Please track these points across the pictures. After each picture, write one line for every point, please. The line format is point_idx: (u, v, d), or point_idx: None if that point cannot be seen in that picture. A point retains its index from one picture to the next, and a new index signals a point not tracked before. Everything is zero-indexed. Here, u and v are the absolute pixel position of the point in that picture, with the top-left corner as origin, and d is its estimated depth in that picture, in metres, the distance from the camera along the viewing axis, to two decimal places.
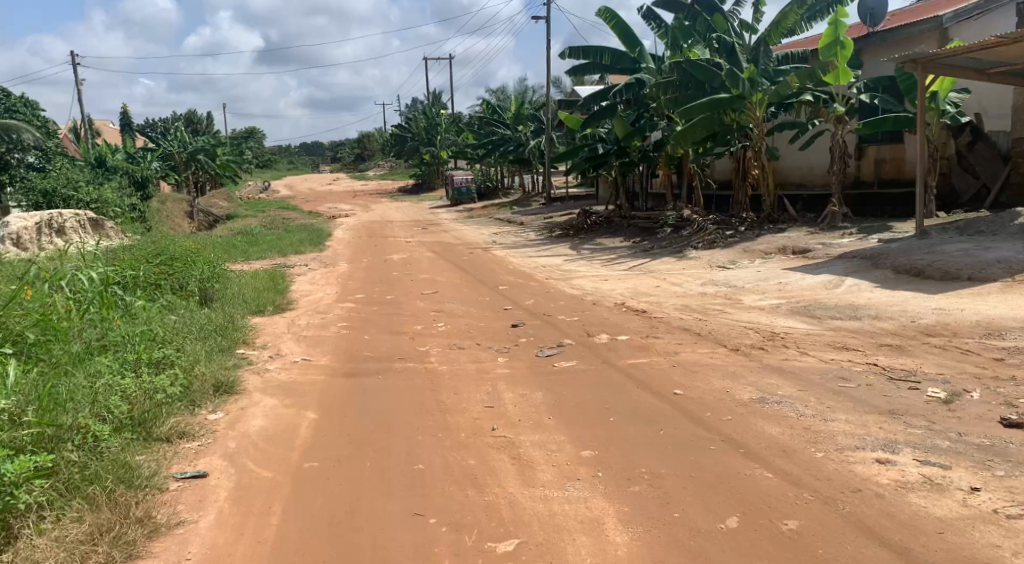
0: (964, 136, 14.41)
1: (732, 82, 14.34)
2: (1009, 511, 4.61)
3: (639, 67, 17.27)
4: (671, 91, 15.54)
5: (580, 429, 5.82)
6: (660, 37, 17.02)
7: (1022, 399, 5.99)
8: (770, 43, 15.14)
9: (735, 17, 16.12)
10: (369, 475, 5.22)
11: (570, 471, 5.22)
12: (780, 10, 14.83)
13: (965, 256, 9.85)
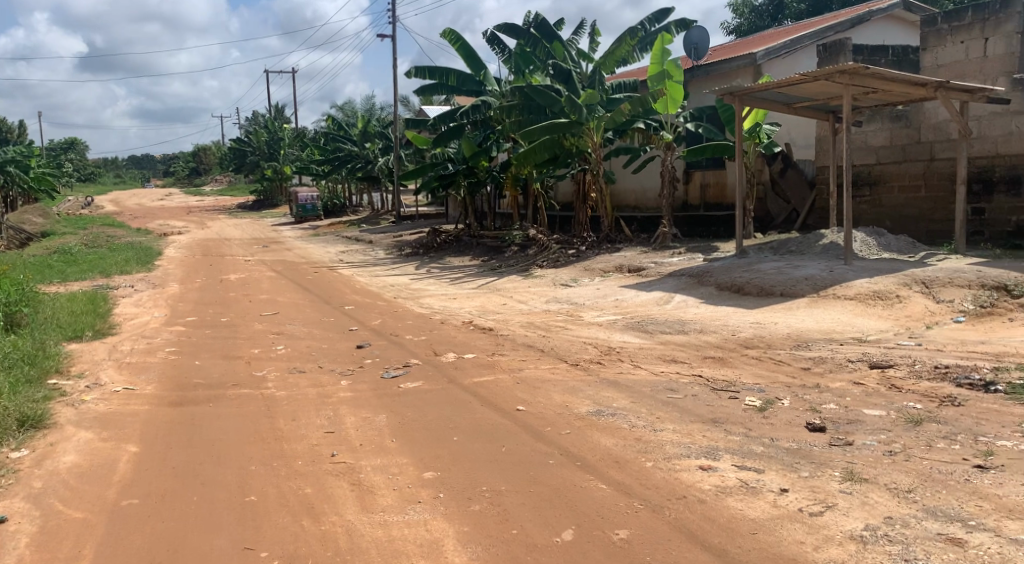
0: (777, 164, 15.54)
1: (571, 107, 14.91)
2: (812, 509, 5.02)
3: (484, 90, 17.61)
4: (513, 115, 15.95)
5: (423, 450, 5.90)
6: (504, 62, 17.44)
7: (826, 405, 6.57)
8: (604, 71, 15.80)
9: (573, 46, 16.77)
10: (195, 511, 5.08)
11: (411, 494, 5.29)
12: (614, 39, 15.52)
13: (779, 273, 10.66)
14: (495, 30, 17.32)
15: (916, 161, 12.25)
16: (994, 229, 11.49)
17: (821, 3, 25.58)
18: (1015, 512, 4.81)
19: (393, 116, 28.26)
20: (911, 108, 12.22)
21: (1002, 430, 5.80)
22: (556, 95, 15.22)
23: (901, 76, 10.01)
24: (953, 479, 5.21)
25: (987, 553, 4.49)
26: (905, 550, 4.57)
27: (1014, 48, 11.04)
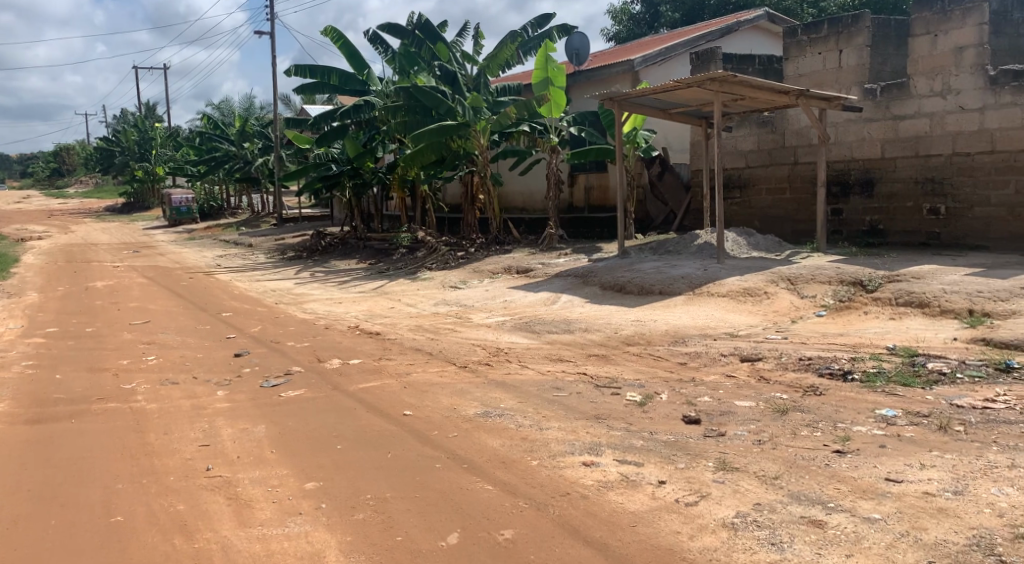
0: (655, 168, 16.05)
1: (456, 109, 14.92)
2: (688, 499, 5.06)
3: (368, 90, 17.57)
4: (399, 116, 15.71)
5: (305, 460, 5.79)
6: (387, 61, 17.34)
7: (701, 398, 6.80)
8: (489, 74, 15.92)
9: (457, 47, 16.87)
10: (55, 536, 4.89)
11: (291, 506, 5.16)
12: (496, 43, 15.67)
13: (658, 272, 11.00)
14: (377, 30, 17.20)
15: (781, 165, 12.88)
16: (851, 229, 12.23)
17: (694, 11, 26.55)
18: (869, 493, 5.00)
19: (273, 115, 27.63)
20: (776, 114, 12.85)
21: (858, 416, 6.12)
22: (442, 96, 15.04)
23: (766, 84, 10.48)
24: (815, 464, 5.40)
25: (844, 532, 4.61)
26: (772, 535, 4.64)
27: (865, 59, 11.76)
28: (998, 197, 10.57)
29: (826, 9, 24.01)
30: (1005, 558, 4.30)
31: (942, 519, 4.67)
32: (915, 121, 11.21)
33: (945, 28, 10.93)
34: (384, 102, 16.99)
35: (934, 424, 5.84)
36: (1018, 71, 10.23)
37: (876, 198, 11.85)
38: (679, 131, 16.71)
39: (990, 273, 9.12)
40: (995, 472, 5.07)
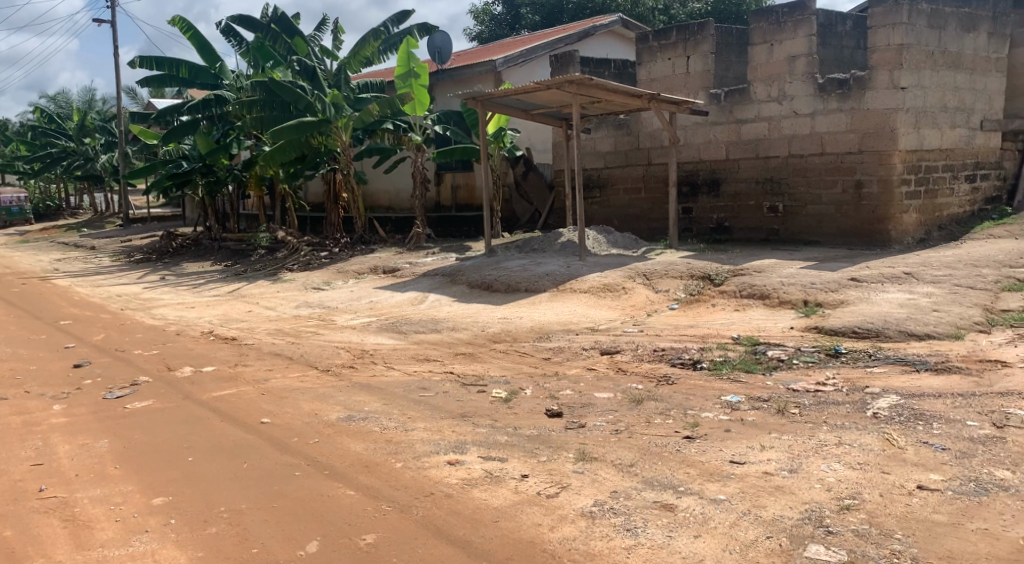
0: (520, 167, 16.34)
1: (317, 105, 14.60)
2: (549, 491, 5.02)
3: (220, 84, 17.12)
4: (254, 111, 15.21)
5: (153, 476, 5.53)
6: (241, 55, 16.94)
7: (563, 392, 6.90)
8: (350, 70, 15.83)
9: (315, 42, 16.66)
10: None
11: (136, 524, 4.90)
12: (358, 39, 15.61)
13: (523, 270, 11.25)
14: (229, 22, 16.78)
15: (637, 166, 13.41)
16: (700, 226, 12.87)
17: (553, 15, 27.18)
18: (715, 475, 5.17)
19: (117, 110, 26.31)
20: (631, 117, 13.38)
21: (706, 403, 6.44)
22: (302, 92, 14.83)
23: (621, 88, 10.88)
24: (667, 450, 5.58)
25: (693, 515, 4.70)
26: (627, 521, 4.66)
27: (710, 65, 12.35)
28: (828, 196, 11.39)
29: (675, 16, 25.35)
30: (832, 529, 4.48)
31: (779, 496, 4.85)
32: (756, 125, 11.94)
33: (779, 37, 11.46)
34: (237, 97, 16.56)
35: (773, 407, 6.23)
36: (842, 80, 11.04)
37: (721, 197, 12.53)
38: (542, 132, 17.12)
39: (822, 267, 9.81)
40: (824, 449, 5.39)
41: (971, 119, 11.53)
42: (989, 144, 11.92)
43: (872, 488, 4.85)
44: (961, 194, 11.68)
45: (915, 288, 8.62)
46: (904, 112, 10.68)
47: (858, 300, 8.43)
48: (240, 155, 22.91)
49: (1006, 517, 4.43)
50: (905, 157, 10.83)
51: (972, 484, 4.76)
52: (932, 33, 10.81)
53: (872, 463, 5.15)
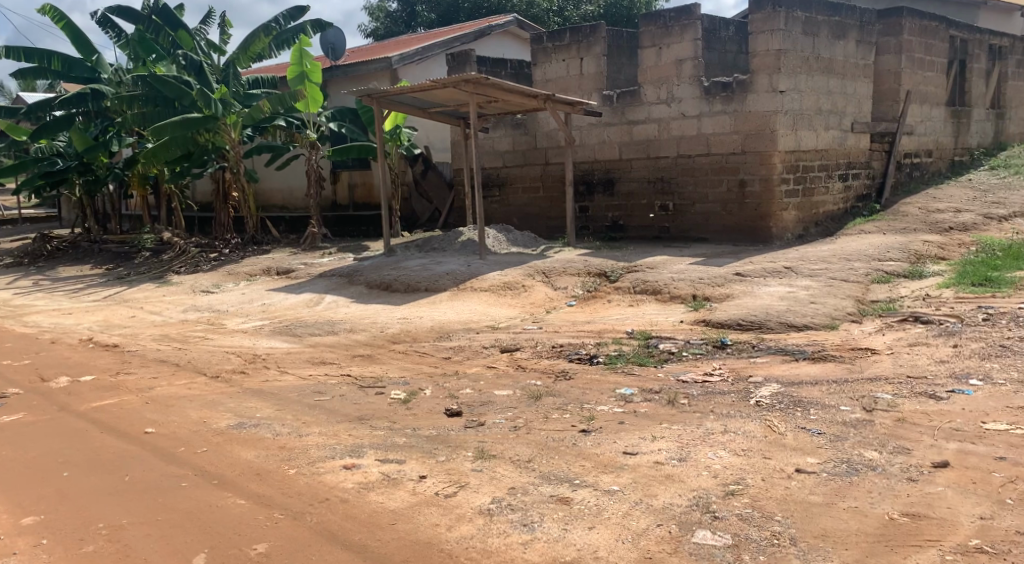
0: (418, 166, 16.29)
1: (204, 102, 14.25)
2: (447, 491, 5.09)
3: (98, 77, 16.53)
4: (135, 107, 14.70)
5: (26, 495, 5.34)
6: (120, 47, 16.35)
7: (462, 391, 6.94)
8: (239, 66, 15.47)
9: (201, 35, 16.20)
10: None
11: (5, 546, 4.74)
12: (246, 35, 15.20)
13: (422, 269, 11.24)
14: (107, 12, 16.17)
15: (535, 165, 13.63)
16: (597, 224, 13.16)
17: (448, 12, 27.26)
18: (609, 467, 5.36)
19: None
20: (528, 117, 13.57)
21: (601, 397, 6.64)
22: (186, 88, 14.42)
23: (516, 87, 11.00)
24: (563, 445, 5.71)
25: (588, 506, 4.87)
26: (524, 516, 4.79)
27: (602, 67, 12.62)
28: (715, 194, 11.86)
29: (569, 17, 25.80)
30: (718, 514, 4.72)
31: (669, 484, 5.08)
32: (646, 126, 12.29)
33: (667, 41, 11.79)
34: (116, 92, 15.97)
35: (664, 399, 6.48)
36: (726, 83, 11.48)
37: (616, 196, 12.87)
38: (441, 131, 17.19)
39: (710, 263, 10.21)
40: (711, 437, 5.65)
41: (843, 122, 12.20)
42: (859, 145, 12.60)
43: (755, 473, 5.12)
44: (836, 191, 12.31)
45: (794, 282, 9.07)
46: (782, 114, 11.21)
47: (743, 294, 8.83)
48: (122, 152, 22.11)
49: (875, 493, 4.74)
50: (784, 157, 11.37)
51: (844, 465, 5.08)
52: (806, 39, 11.36)
53: (755, 449, 5.44)
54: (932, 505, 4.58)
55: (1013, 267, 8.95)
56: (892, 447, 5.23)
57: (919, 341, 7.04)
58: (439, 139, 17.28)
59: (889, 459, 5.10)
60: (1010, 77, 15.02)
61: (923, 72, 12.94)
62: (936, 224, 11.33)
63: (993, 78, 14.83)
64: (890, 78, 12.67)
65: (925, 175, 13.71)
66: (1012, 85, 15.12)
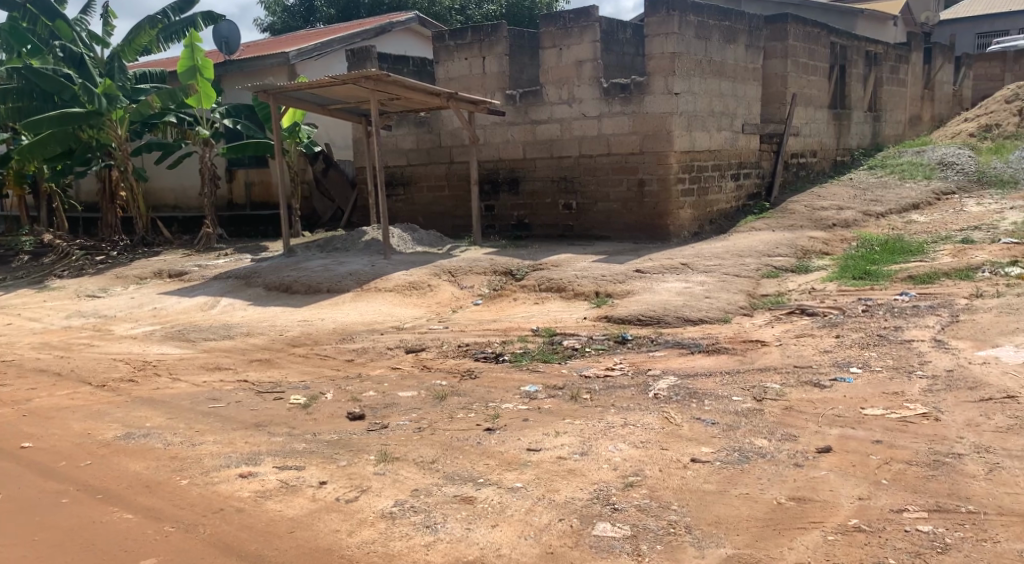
0: (319, 164, 16.09)
1: (86, 96, 13.70)
2: (348, 496, 5.07)
3: None
4: (10, 100, 14.01)
5: None
6: None
7: (365, 393, 6.90)
8: (125, 59, 14.84)
9: (82, 25, 15.42)
10: None
11: None
12: (131, 28, 14.60)
13: (323, 270, 11.08)
14: None
15: (439, 163, 13.65)
16: (502, 223, 13.26)
17: (348, 8, 27.02)
18: (513, 464, 5.43)
19: None
20: (431, 115, 13.56)
21: (506, 395, 6.70)
22: (66, 81, 13.82)
23: (418, 85, 10.96)
24: (468, 444, 5.75)
25: (491, 505, 4.93)
26: (427, 518, 4.82)
27: (504, 67, 12.71)
28: (616, 193, 12.13)
29: (471, 16, 25.91)
30: (617, 506, 4.85)
31: (571, 478, 5.19)
32: (549, 126, 12.46)
33: (567, 42, 11.97)
34: None
35: (567, 394, 6.60)
36: (624, 84, 11.74)
37: (520, 195, 13.00)
38: (342, 128, 17.01)
39: (611, 260, 10.44)
40: (612, 431, 5.79)
41: (734, 123, 12.64)
42: (749, 146, 13.07)
43: (652, 464, 5.27)
44: (728, 190, 12.76)
45: (690, 277, 9.37)
46: (677, 116, 11.54)
47: (642, 290, 9.06)
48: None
49: (764, 480, 4.96)
50: (680, 157, 11.73)
51: (736, 453, 5.30)
52: (699, 43, 11.73)
53: (653, 440, 5.60)
54: (816, 489, 4.82)
55: (889, 261, 9.48)
56: (780, 435, 5.48)
57: (805, 332, 7.37)
58: (340, 136, 17.08)
59: (778, 446, 5.34)
60: (884, 82, 15.90)
61: (807, 76, 13.54)
62: (821, 222, 11.87)
63: (869, 83, 15.64)
64: (777, 81, 13.20)
65: (810, 174, 14.34)
66: (886, 90, 16.01)
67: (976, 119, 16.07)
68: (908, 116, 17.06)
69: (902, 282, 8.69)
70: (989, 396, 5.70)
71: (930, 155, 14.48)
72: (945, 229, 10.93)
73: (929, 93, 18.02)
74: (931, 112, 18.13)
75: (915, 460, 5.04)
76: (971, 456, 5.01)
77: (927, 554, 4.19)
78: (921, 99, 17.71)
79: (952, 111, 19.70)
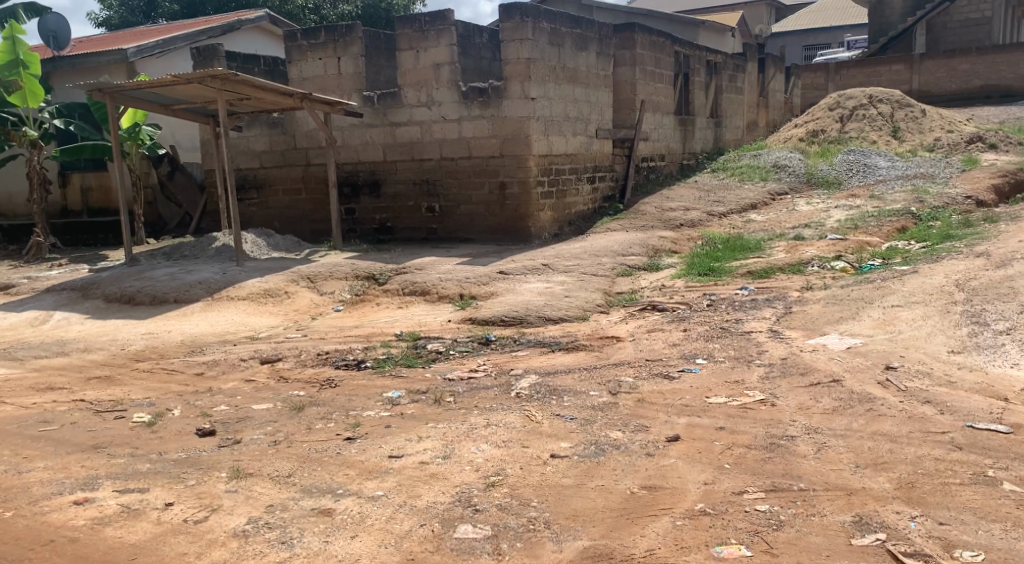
0: (164, 167, 15.43)
1: None
2: (197, 516, 4.86)
3: None
4: None
5: None
6: None
7: (215, 408, 6.65)
8: None
9: None
10: None
11: None
12: None
13: (170, 279, 10.57)
14: None
15: (295, 166, 13.36)
16: (363, 226, 13.07)
17: (194, 8, 26.11)
18: (373, 473, 5.32)
19: None
20: (285, 116, 13.24)
21: (368, 402, 6.59)
22: None
23: (270, 85, 10.67)
24: (326, 455, 5.61)
25: (351, 515, 4.83)
26: (283, 533, 4.68)
27: (360, 68, 12.55)
28: (478, 196, 12.19)
29: (326, 17, 25.48)
30: (478, 507, 4.84)
31: (432, 483, 5.13)
32: (408, 128, 12.38)
33: (423, 45, 11.93)
34: None
35: (430, 398, 6.56)
36: (482, 88, 11.80)
37: (381, 198, 12.86)
38: (189, 129, 16.42)
39: (475, 262, 10.48)
40: (474, 432, 5.78)
41: (588, 128, 12.93)
42: (603, 150, 13.40)
43: (514, 463, 5.30)
44: (585, 193, 13.03)
45: (551, 277, 9.52)
46: (535, 120, 11.73)
47: (506, 292, 9.13)
48: None
49: (619, 471, 5.08)
50: (538, 161, 11.93)
51: (593, 446, 5.40)
52: (553, 49, 11.93)
53: (514, 439, 5.63)
54: (666, 476, 4.97)
55: (730, 258, 9.91)
56: (633, 426, 5.62)
57: (656, 327, 7.60)
58: (187, 137, 16.52)
59: (632, 437, 5.48)
60: (724, 90, 16.65)
61: (654, 83, 14.00)
62: (670, 222, 12.31)
63: (711, 91, 16.32)
64: (627, 88, 13.57)
65: (659, 177, 14.83)
66: (726, 97, 16.78)
67: (804, 125, 17.05)
68: (747, 121, 17.96)
69: (742, 277, 9.10)
70: (817, 380, 6.04)
71: (766, 159, 15.26)
72: (781, 227, 11.55)
73: (765, 100, 19.03)
74: (766, 118, 19.16)
75: (755, 443, 5.27)
76: (803, 438, 5.28)
77: (765, 532, 4.39)
78: (757, 106, 18.66)
79: (785, 118, 20.88)
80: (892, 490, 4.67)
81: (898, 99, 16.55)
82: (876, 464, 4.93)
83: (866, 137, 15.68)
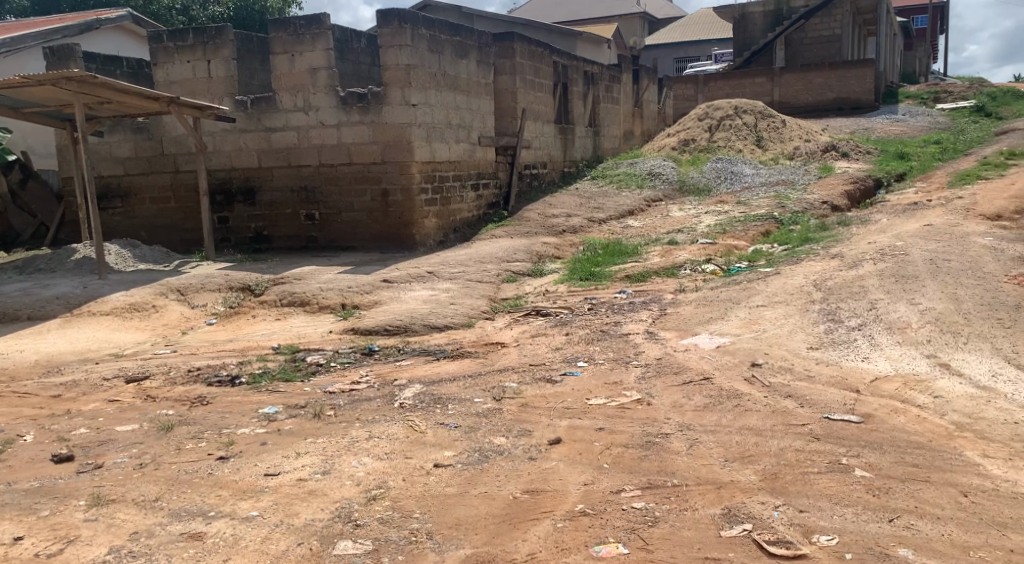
0: (15, 174, 14.55)
1: None
2: (50, 549, 4.51)
3: None
4: None
5: None
6: None
7: (73, 432, 6.21)
8: None
9: None
10: None
11: None
12: None
13: (24, 294, 9.87)
14: None
15: (163, 173, 12.78)
16: (238, 235, 12.61)
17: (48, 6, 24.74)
18: (248, 492, 5.06)
19: None
20: (151, 121, 12.67)
21: (242, 419, 6.29)
22: None
23: (135, 89, 10.14)
24: (197, 476, 5.31)
25: (223, 538, 4.56)
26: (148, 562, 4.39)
27: (232, 71, 12.13)
28: (359, 203, 11.94)
29: (196, 18, 24.59)
30: (359, 522, 4.66)
31: (311, 500, 4.91)
32: (284, 134, 12.02)
33: (298, 49, 11.62)
34: None
35: (310, 413, 6.32)
36: (361, 94, 11.58)
37: (257, 206, 12.45)
38: (43, 133, 15.62)
39: (357, 271, 10.24)
40: (355, 446, 5.58)
41: (470, 135, 12.89)
42: (486, 157, 13.35)
43: (395, 475, 5.14)
44: (469, 200, 12.96)
45: (436, 285, 9.40)
46: (416, 126, 11.60)
47: (389, 300, 8.95)
48: None
49: (501, 477, 4.99)
50: (421, 167, 11.80)
51: (477, 454, 5.30)
52: (432, 56, 11.83)
53: (396, 451, 5.46)
54: (547, 479, 4.92)
55: (610, 263, 10.03)
56: (516, 431, 5.56)
57: (539, 332, 7.58)
58: (40, 143, 15.69)
59: (515, 442, 5.41)
60: (600, 100, 16.94)
61: (534, 92, 14.10)
62: (552, 228, 12.39)
63: (589, 100, 16.58)
64: (508, 97, 13.61)
65: (541, 185, 14.91)
66: (602, 107, 17.06)
67: (676, 135, 17.50)
68: (623, 130, 18.33)
69: (621, 281, 9.21)
70: (690, 379, 6.14)
71: (641, 167, 15.59)
72: (656, 232, 11.80)
73: (639, 110, 19.49)
74: (641, 127, 19.61)
75: (633, 442, 5.29)
76: (676, 435, 5.33)
77: (642, 529, 4.39)
78: (632, 115, 19.07)
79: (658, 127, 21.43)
80: (758, 481, 4.76)
81: (761, 110, 17.20)
82: (743, 457, 5.02)
83: (733, 145, 16.23)
